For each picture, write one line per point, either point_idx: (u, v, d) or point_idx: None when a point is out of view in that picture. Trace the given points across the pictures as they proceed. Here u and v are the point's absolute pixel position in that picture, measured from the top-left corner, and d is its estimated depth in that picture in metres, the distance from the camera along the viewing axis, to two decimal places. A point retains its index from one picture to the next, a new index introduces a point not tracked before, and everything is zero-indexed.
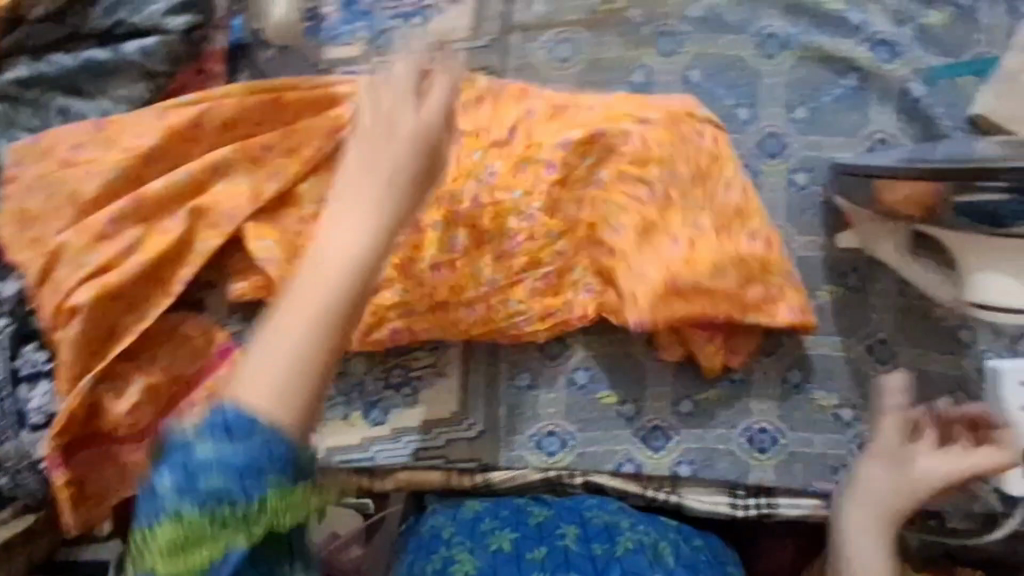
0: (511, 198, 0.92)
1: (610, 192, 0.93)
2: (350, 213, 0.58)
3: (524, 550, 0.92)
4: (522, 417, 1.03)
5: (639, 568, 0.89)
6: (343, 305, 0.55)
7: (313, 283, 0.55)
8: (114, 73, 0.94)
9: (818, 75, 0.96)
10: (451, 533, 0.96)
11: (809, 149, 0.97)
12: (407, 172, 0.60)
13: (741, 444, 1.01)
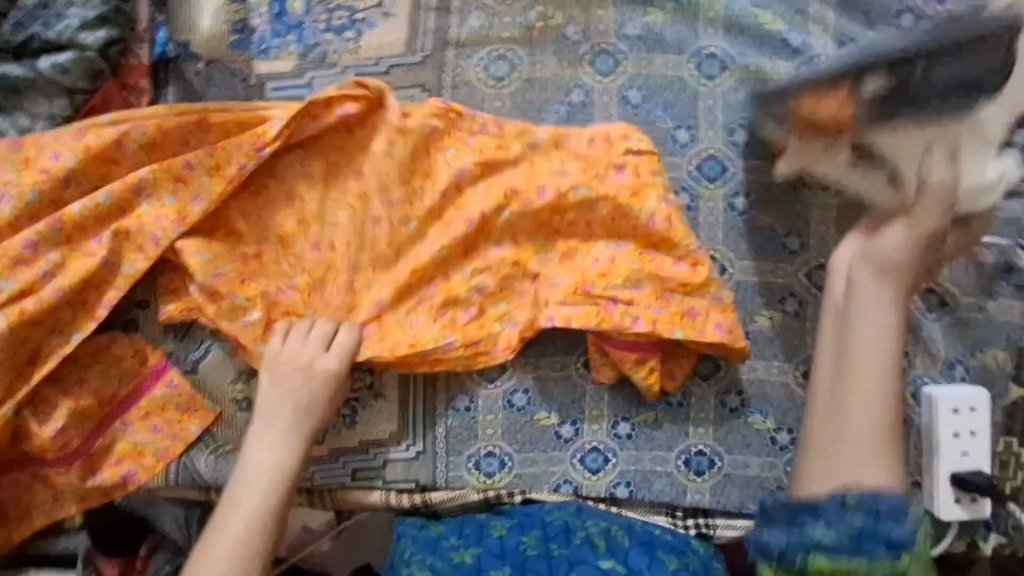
0: (446, 226, 0.93)
1: (541, 222, 0.93)
2: (268, 437, 0.86)
3: (487, 566, 0.93)
4: (462, 435, 1.02)
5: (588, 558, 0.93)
6: (270, 508, 0.83)
7: (246, 489, 0.83)
8: (33, 90, 0.93)
9: (755, 101, 0.96)
10: (411, 553, 0.96)
11: (748, 172, 0.97)
12: (308, 406, 0.88)
13: (678, 466, 1.01)
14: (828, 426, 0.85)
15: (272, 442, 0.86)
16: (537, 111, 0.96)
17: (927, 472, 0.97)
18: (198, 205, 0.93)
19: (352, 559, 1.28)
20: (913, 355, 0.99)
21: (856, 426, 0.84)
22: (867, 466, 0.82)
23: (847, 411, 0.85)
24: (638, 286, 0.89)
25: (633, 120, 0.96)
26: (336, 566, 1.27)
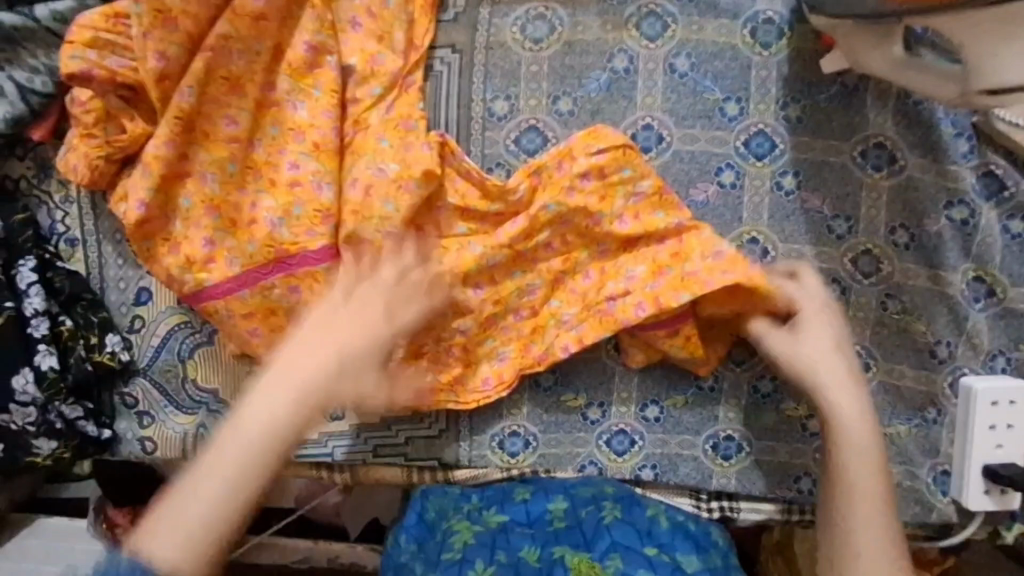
0: (477, 210, 0.92)
1: (572, 208, 0.88)
2: (270, 395, 0.71)
3: (515, 528, 0.94)
4: (486, 415, 1.00)
5: (629, 540, 0.91)
6: (287, 431, 0.70)
7: (252, 404, 0.70)
8: (31, 40, 0.89)
9: (810, 74, 0.90)
10: (450, 508, 0.98)
11: (799, 150, 0.91)
12: (307, 394, 0.71)
13: (706, 450, 0.99)
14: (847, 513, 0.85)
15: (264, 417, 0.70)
16: (577, 77, 0.91)
17: (958, 463, 0.95)
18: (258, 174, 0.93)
19: (360, 517, 1.29)
20: (955, 348, 0.94)
21: (865, 537, 0.82)
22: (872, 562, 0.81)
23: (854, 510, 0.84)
24: (653, 282, 0.90)
25: (679, 90, 0.90)
26: (349, 526, 1.29)
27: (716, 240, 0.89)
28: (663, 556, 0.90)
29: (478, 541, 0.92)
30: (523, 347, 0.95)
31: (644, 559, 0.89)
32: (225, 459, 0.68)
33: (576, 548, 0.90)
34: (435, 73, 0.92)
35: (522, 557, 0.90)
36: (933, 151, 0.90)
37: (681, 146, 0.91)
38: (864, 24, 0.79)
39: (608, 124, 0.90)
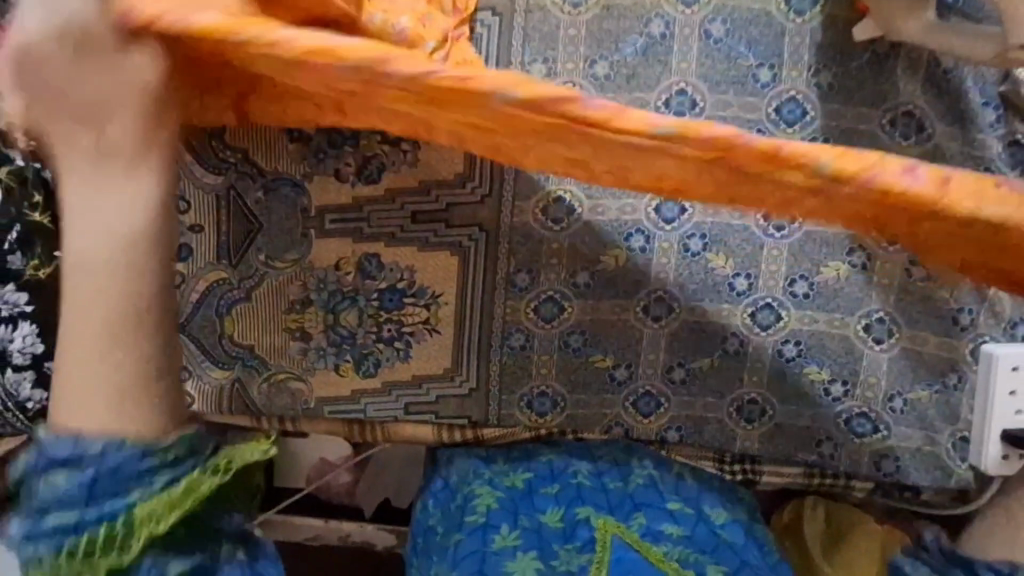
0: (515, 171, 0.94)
1: None
2: (90, 199, 0.54)
3: (537, 486, 0.93)
4: (516, 376, 1.02)
5: (651, 499, 0.91)
6: (150, 228, 0.55)
7: (91, 273, 0.55)
8: None
9: (842, 41, 0.91)
10: (471, 472, 0.98)
11: (830, 117, 0.92)
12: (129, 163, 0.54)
13: (730, 413, 1.01)
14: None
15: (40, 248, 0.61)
16: (614, 40, 0.92)
17: (978, 426, 0.96)
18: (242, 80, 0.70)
19: (374, 498, 1.32)
20: (974, 315, 0.98)
21: None
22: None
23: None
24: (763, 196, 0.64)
25: (714, 55, 0.92)
26: (363, 504, 1.32)
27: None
28: (684, 509, 0.90)
29: (501, 503, 0.91)
30: None
31: (667, 512, 0.89)
32: (108, 287, 0.55)
33: (599, 508, 0.88)
34: (474, 36, 0.92)
35: (545, 522, 0.87)
36: (962, 119, 0.92)
37: (714, 110, 0.92)
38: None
39: (644, 88, 0.92)
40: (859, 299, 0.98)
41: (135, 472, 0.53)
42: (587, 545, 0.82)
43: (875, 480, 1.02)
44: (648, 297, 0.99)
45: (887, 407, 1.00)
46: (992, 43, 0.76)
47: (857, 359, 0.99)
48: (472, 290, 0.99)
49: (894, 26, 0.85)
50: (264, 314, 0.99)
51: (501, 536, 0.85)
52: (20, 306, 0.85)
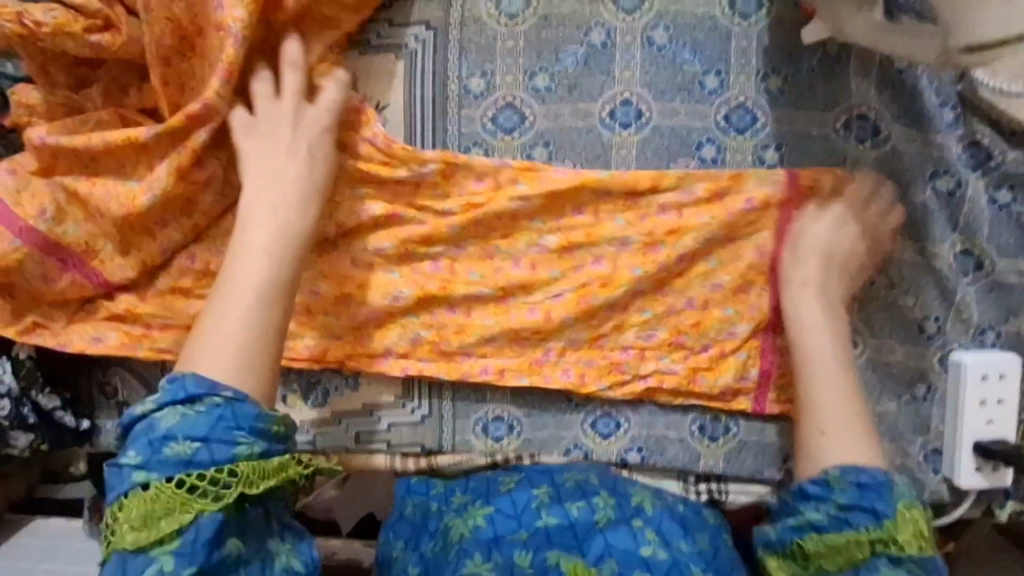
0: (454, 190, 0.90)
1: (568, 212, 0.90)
2: None
3: (502, 530, 0.89)
4: (468, 402, 0.98)
5: (625, 543, 0.87)
6: (239, 242, 0.80)
7: None
8: None
9: (790, 45, 0.88)
10: (436, 507, 0.95)
11: (780, 122, 0.89)
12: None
13: (692, 432, 0.98)
14: (811, 445, 0.84)
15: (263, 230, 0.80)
16: (553, 50, 0.89)
17: (949, 437, 0.94)
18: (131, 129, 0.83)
19: (355, 511, 1.32)
20: (942, 323, 0.93)
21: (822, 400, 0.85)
22: (841, 449, 0.82)
23: (810, 357, 0.86)
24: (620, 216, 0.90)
25: (658, 63, 0.88)
26: (342, 520, 1.32)
27: (692, 222, 0.88)
28: (661, 555, 0.86)
29: (467, 537, 0.88)
30: (516, 337, 0.92)
31: (640, 562, 0.85)
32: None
33: (569, 550, 0.86)
34: (408, 50, 0.89)
35: (518, 563, 0.85)
36: (918, 120, 0.88)
37: (661, 119, 0.89)
38: None
39: (586, 99, 0.89)
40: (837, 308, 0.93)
41: (247, 427, 0.74)
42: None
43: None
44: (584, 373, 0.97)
45: None
46: (933, 43, 0.73)
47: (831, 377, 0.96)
48: None
49: (841, 29, 0.81)
50: None
51: (474, 562, 0.85)
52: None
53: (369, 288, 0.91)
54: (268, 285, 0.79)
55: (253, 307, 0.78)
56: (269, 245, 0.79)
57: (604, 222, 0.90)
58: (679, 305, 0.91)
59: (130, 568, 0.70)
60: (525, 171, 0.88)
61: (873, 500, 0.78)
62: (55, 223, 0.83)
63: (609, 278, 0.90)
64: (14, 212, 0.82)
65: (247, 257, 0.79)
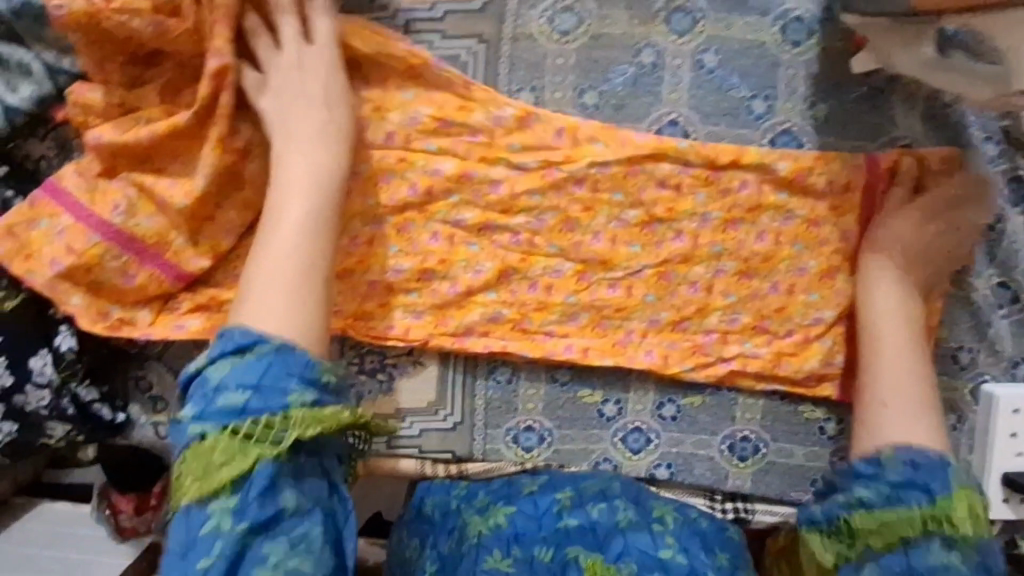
0: (502, 202, 0.92)
1: (613, 224, 0.93)
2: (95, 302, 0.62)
3: (523, 531, 0.90)
4: (500, 411, 0.99)
5: (643, 544, 0.88)
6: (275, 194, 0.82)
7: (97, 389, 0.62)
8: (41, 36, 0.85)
9: (837, 74, 0.89)
10: (456, 504, 0.96)
11: (824, 149, 0.90)
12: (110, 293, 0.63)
13: (722, 451, 0.98)
14: (864, 428, 0.83)
15: (291, 173, 0.82)
16: (603, 70, 0.90)
17: (978, 468, 0.95)
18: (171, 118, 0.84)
19: (363, 509, 1.35)
20: (975, 354, 0.94)
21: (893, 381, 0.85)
22: (898, 428, 0.81)
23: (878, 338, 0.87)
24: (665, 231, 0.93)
25: (705, 87, 0.89)
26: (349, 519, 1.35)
27: (728, 237, 0.93)
28: (679, 559, 0.88)
29: (490, 535, 0.90)
30: (562, 342, 0.95)
31: (657, 564, 0.87)
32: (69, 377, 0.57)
33: (590, 548, 0.87)
34: (460, 62, 0.90)
35: (539, 556, 0.87)
36: (959, 154, 0.90)
37: (706, 142, 0.91)
38: (901, 20, 0.76)
39: (633, 120, 0.90)
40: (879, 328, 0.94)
41: (298, 374, 0.76)
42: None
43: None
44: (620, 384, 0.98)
45: None
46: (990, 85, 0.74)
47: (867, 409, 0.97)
48: (451, 365, 0.98)
49: (888, 62, 0.83)
50: None
51: (495, 558, 0.87)
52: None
53: (452, 260, 0.94)
54: (304, 223, 0.81)
55: (295, 252, 0.81)
56: (296, 185, 0.82)
57: (649, 232, 0.93)
58: (763, 290, 0.94)
59: (193, 524, 0.73)
60: (603, 133, 0.90)
61: (927, 479, 0.76)
62: (128, 216, 0.84)
63: (689, 253, 0.93)
64: (88, 211, 0.84)
65: (285, 204, 0.81)
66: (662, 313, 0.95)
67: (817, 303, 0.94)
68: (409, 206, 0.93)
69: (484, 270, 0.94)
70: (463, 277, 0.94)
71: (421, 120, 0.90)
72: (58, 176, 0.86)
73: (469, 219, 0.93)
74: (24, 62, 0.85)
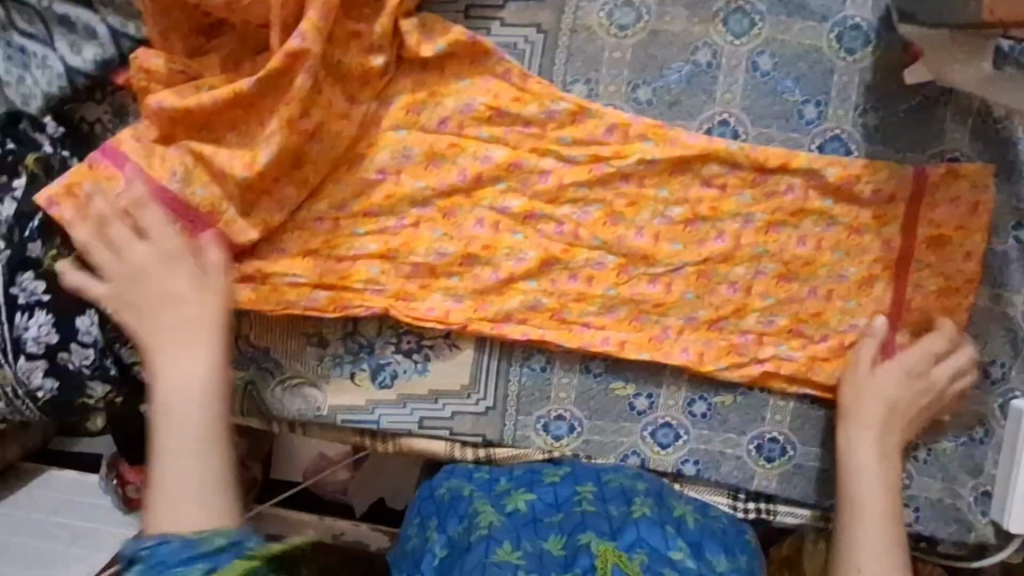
0: (550, 192, 0.93)
1: (656, 223, 0.94)
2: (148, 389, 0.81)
3: (541, 514, 0.93)
4: (533, 399, 1.00)
5: (654, 540, 0.88)
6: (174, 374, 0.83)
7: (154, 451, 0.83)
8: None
9: (890, 85, 0.90)
10: (469, 490, 0.97)
11: (873, 158, 0.91)
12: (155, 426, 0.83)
13: (750, 450, 0.99)
14: None
15: (186, 375, 0.83)
16: (658, 66, 0.91)
17: (1002, 481, 0.96)
18: (234, 85, 0.85)
19: (367, 493, 1.34)
20: (1008, 368, 0.95)
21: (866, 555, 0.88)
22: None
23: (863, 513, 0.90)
24: (710, 234, 0.94)
25: (760, 89, 0.90)
26: (355, 502, 1.34)
27: (765, 243, 0.94)
28: (688, 561, 0.88)
29: (500, 526, 0.90)
30: (597, 335, 0.96)
31: (666, 559, 0.87)
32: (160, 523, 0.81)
33: (602, 536, 0.88)
34: (517, 50, 0.91)
35: (549, 549, 0.88)
36: (1008, 170, 0.90)
37: (757, 144, 0.91)
38: (965, 32, 0.76)
39: (685, 117, 0.91)
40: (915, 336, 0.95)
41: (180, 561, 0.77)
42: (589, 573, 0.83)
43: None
44: (654, 377, 0.99)
45: (909, 457, 0.98)
46: None
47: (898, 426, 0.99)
48: (488, 350, 0.99)
49: (945, 75, 0.83)
50: (275, 331, 0.99)
51: (504, 550, 0.87)
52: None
53: (495, 247, 0.94)
54: (202, 421, 0.83)
55: (199, 442, 0.83)
56: (190, 389, 0.83)
57: (690, 232, 0.94)
58: (802, 294, 0.95)
59: None
60: (654, 130, 0.91)
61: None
62: (184, 186, 0.87)
63: (730, 254, 0.94)
64: (147, 178, 0.87)
65: (189, 408, 0.83)
66: (698, 311, 0.96)
67: (853, 311, 0.95)
68: (458, 190, 0.93)
69: (527, 259, 0.94)
70: (506, 264, 0.94)
71: (476, 107, 0.91)
72: (117, 139, 0.88)
73: (515, 207, 0.94)
74: (91, 25, 0.86)
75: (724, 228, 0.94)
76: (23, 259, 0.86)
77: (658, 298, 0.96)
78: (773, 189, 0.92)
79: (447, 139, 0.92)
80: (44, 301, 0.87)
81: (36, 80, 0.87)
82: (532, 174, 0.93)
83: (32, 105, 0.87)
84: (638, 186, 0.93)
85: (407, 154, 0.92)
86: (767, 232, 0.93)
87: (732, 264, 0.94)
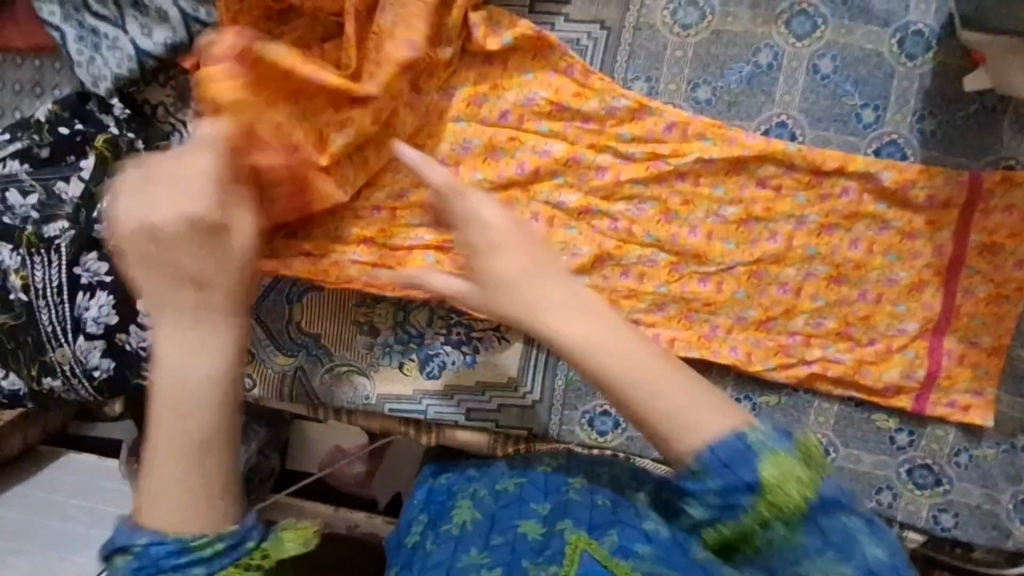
0: (606, 186, 0.93)
1: (711, 220, 0.94)
2: None
3: (528, 498, 0.87)
4: (579, 394, 1.00)
5: (630, 521, 0.78)
6: None
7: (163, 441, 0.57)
8: None
9: (949, 90, 0.91)
10: (461, 489, 0.94)
11: (928, 162, 0.92)
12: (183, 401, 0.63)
13: None
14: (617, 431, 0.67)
15: None
16: (720, 66, 0.93)
17: None
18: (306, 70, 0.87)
19: (388, 487, 1.32)
20: None
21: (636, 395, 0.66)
22: (675, 414, 0.65)
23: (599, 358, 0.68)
24: (764, 233, 0.94)
25: (820, 91, 0.92)
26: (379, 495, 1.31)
27: (818, 242, 0.94)
28: (663, 531, 0.75)
29: (475, 521, 0.86)
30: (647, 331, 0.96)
31: (641, 533, 0.75)
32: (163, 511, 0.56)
33: (579, 525, 0.79)
34: (580, 46, 0.93)
35: (523, 535, 0.81)
36: None
37: (814, 145, 0.93)
38: None
39: (744, 117, 0.93)
40: (965, 342, 0.95)
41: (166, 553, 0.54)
42: (556, 559, 0.75)
43: (930, 532, 0.99)
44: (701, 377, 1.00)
45: (951, 462, 0.98)
46: None
47: (945, 432, 0.98)
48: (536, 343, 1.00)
49: (1007, 82, 0.84)
50: (326, 320, 1.00)
51: (472, 554, 0.80)
52: (57, 241, 0.87)
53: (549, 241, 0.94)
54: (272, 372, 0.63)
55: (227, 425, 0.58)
56: None
57: (745, 230, 0.94)
58: (853, 296, 0.95)
59: None
60: (713, 129, 0.92)
61: (736, 471, 0.61)
62: None
63: (783, 254, 0.94)
64: None
65: None
66: (748, 310, 0.95)
67: (904, 315, 0.95)
68: (515, 181, 0.93)
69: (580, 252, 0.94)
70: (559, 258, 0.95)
71: (538, 101, 0.92)
72: None
73: (570, 201, 0.94)
74: (163, 9, 0.88)
75: (778, 226, 0.94)
76: (86, 236, 0.88)
77: (708, 295, 0.96)
78: (828, 190, 0.93)
79: (506, 130, 0.93)
80: (105, 280, 0.88)
81: (106, 61, 0.89)
82: (589, 167, 0.93)
83: (100, 86, 0.90)
84: (694, 182, 0.93)
85: (466, 145, 0.93)
86: (820, 234, 0.94)
87: (786, 265, 0.95)
